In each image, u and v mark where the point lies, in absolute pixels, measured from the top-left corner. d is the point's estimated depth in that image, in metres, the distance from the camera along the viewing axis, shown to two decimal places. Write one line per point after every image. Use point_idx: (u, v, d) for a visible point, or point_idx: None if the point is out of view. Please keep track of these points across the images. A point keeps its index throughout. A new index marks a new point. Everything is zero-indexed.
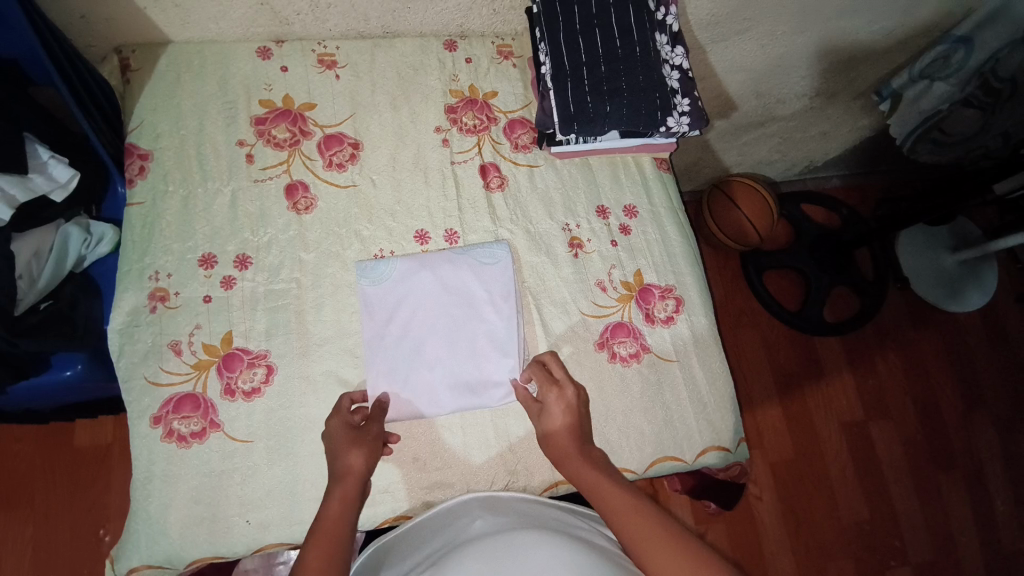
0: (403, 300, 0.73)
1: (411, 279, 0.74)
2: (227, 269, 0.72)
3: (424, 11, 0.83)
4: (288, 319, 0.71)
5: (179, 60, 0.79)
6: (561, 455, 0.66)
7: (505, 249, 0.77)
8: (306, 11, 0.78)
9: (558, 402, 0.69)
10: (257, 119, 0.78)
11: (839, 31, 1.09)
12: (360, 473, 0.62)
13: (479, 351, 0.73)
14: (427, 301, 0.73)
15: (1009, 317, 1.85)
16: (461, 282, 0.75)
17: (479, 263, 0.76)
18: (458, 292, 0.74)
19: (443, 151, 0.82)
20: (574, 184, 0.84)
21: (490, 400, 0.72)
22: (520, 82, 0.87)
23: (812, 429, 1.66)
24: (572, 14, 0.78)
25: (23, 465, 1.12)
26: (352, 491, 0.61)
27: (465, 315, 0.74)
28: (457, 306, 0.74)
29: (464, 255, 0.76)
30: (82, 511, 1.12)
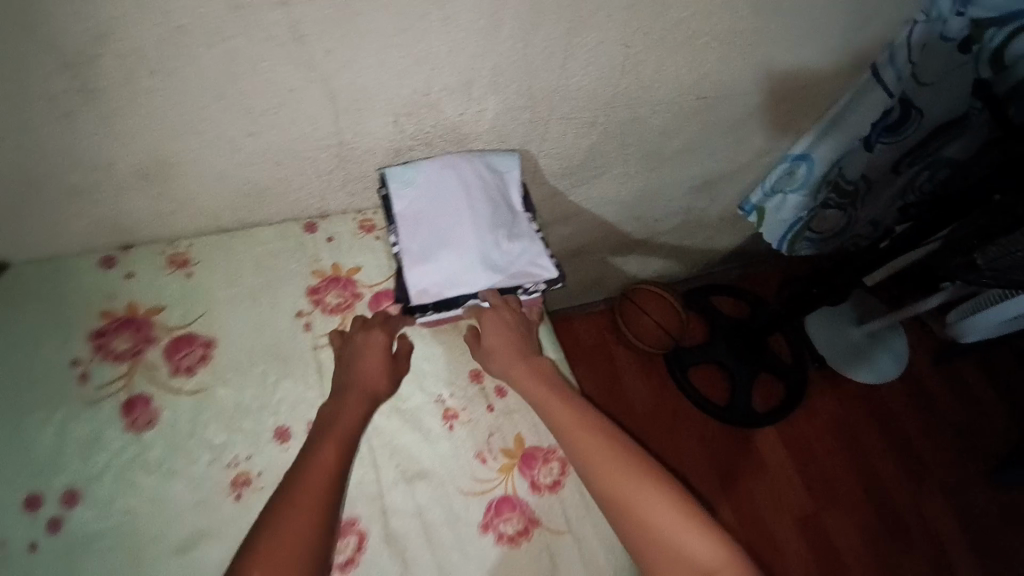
0: (440, 203, 0.81)
1: (423, 173, 0.83)
2: (55, 510, 0.67)
3: (277, 201, 0.86)
4: (125, 559, 0.65)
5: (18, 282, 0.77)
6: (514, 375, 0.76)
7: (519, 165, 0.89)
8: (151, 219, 0.80)
9: (495, 339, 0.79)
10: (97, 333, 0.75)
11: (688, 166, 1.18)
12: (344, 436, 0.67)
13: (506, 236, 0.82)
14: (435, 187, 0.82)
15: (929, 379, 1.91)
16: (481, 182, 0.84)
17: (494, 165, 0.86)
18: (477, 188, 0.83)
19: (305, 337, 0.81)
20: (444, 357, 0.83)
21: (540, 277, 0.82)
22: (385, 254, 0.89)
23: (769, 536, 1.61)
24: (415, 192, 0.82)
25: None
26: (339, 443, 0.65)
27: (491, 209, 0.82)
28: (486, 198, 0.83)
29: (482, 158, 0.85)
30: None
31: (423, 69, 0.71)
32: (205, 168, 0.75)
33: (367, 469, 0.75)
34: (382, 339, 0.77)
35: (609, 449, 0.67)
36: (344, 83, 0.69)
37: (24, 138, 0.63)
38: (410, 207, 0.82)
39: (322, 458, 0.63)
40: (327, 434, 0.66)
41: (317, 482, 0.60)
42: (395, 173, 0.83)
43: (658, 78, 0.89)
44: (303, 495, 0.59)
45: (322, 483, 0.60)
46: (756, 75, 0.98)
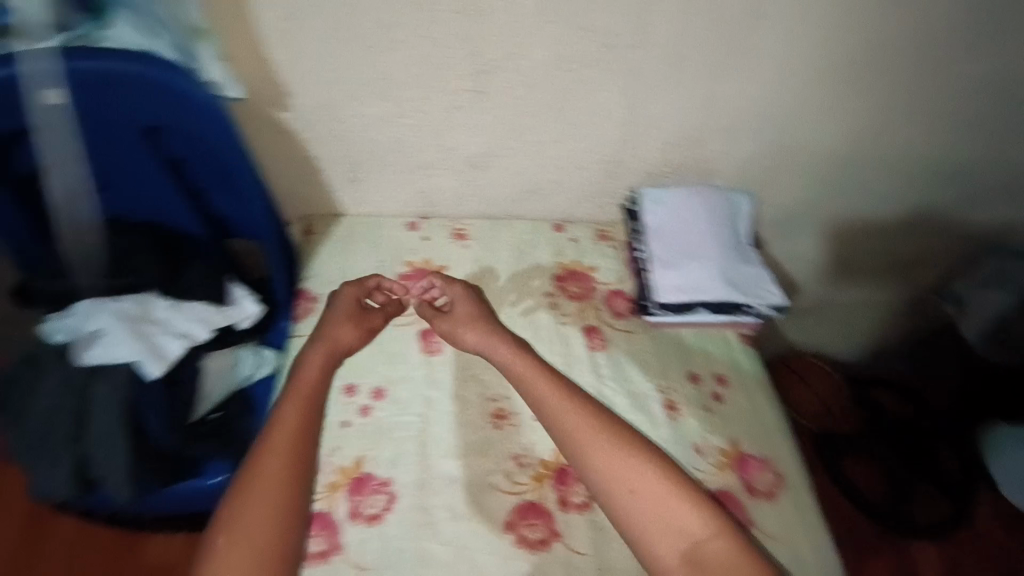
0: (685, 222, 0.93)
1: (672, 194, 0.95)
2: (365, 399, 0.83)
3: (542, 202, 1.02)
4: (412, 450, 0.79)
5: (349, 228, 0.99)
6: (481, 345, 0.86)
7: (751, 204, 0.97)
8: (451, 197, 0.99)
9: (463, 308, 0.89)
10: (402, 276, 0.96)
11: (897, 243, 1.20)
12: (309, 392, 0.80)
13: (740, 260, 0.92)
14: (681, 206, 0.94)
15: None
16: (722, 209, 0.94)
17: (732, 197, 0.96)
18: (719, 214, 0.93)
19: (552, 313, 0.95)
20: (667, 355, 0.91)
21: (767, 304, 0.90)
22: (618, 260, 1.03)
23: None
24: (664, 209, 0.94)
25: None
26: (303, 397, 0.79)
27: (729, 234, 0.93)
28: (725, 225, 0.93)
29: (721, 190, 0.96)
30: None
31: (714, 106, 0.89)
32: (514, 162, 0.93)
33: None
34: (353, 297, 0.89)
35: (591, 447, 0.77)
36: (651, 107, 0.88)
37: (419, 115, 0.84)
38: (664, 221, 0.94)
39: (286, 421, 0.77)
40: (291, 396, 0.79)
41: (278, 451, 0.74)
42: (651, 193, 0.96)
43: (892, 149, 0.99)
44: (271, 455, 0.73)
45: (285, 447, 0.75)
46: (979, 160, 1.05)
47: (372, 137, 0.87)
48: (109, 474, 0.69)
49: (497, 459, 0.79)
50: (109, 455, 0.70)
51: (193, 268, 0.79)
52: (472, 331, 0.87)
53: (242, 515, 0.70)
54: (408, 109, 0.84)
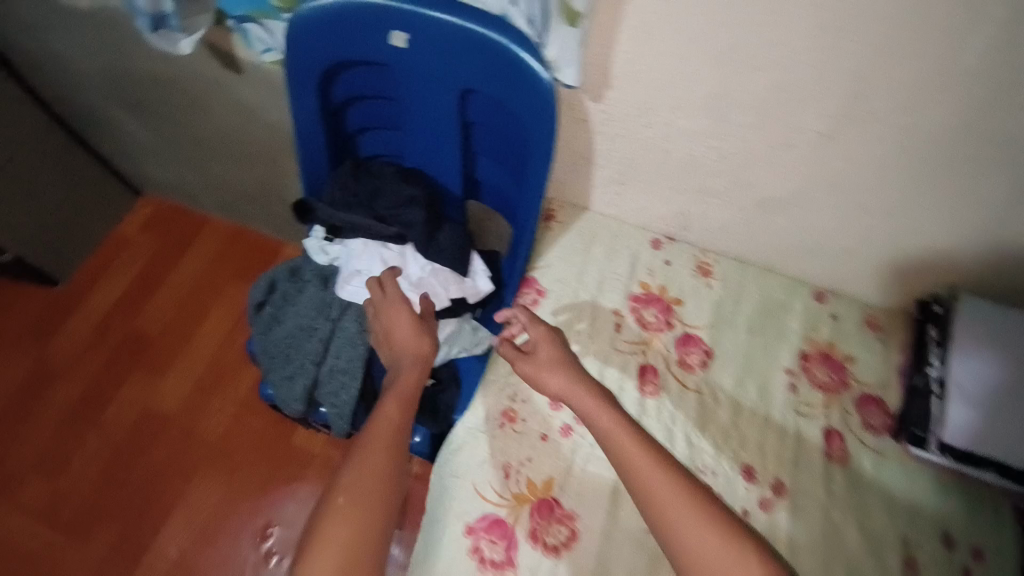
0: (1011, 355, 0.75)
1: (1003, 316, 0.77)
2: (568, 418, 0.77)
3: (815, 262, 0.87)
4: (603, 494, 0.73)
5: (591, 226, 0.93)
6: (572, 395, 0.70)
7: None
8: (714, 228, 0.88)
9: (548, 351, 0.75)
10: (632, 296, 0.88)
11: None
12: (409, 393, 0.66)
13: None
14: (1009, 335, 0.76)
15: None
16: None
17: None
18: None
19: (789, 396, 0.82)
20: (920, 498, 0.76)
21: None
22: (884, 358, 0.85)
23: None
24: (986, 330, 0.77)
25: (218, 424, 1.33)
26: (403, 395, 0.66)
27: None
28: None
29: None
30: (273, 455, 1.30)
31: None
32: (812, 216, 0.79)
33: (814, 560, 0.71)
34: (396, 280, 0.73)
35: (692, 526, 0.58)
36: None
37: (736, 141, 0.71)
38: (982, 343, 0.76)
39: (386, 419, 0.63)
40: (393, 390, 0.65)
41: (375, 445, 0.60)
42: (975, 304, 0.79)
43: None
44: (369, 458, 0.59)
45: (387, 442, 0.61)
46: None
47: (666, 148, 0.75)
48: (333, 406, 0.73)
49: None
50: (339, 393, 0.72)
51: (448, 232, 0.77)
52: (560, 376, 0.72)
53: (331, 526, 0.54)
54: (724, 133, 0.70)
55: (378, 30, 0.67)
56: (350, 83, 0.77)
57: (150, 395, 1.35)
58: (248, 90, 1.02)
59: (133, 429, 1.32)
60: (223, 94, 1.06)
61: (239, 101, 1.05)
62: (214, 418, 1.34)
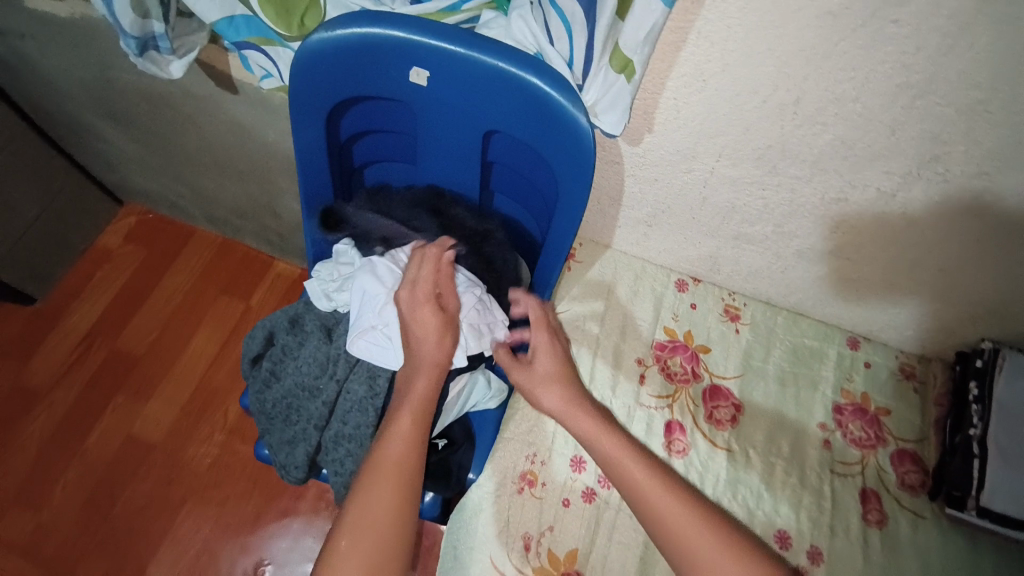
0: None
1: None
2: (591, 481, 0.73)
3: (850, 309, 0.83)
4: (631, 566, 0.68)
5: (613, 266, 0.88)
6: (565, 410, 0.65)
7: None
8: (745, 271, 0.84)
9: (545, 360, 0.67)
10: (657, 344, 0.83)
11: None
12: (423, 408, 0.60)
13: None
14: None
15: None
16: None
17: None
18: None
19: (823, 453, 0.77)
20: (961, 562, 0.72)
21: None
22: (920, 412, 0.81)
23: None
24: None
25: (206, 453, 1.26)
26: (420, 410, 0.60)
27: None
28: None
29: None
30: (265, 485, 1.24)
31: None
32: (855, 264, 0.75)
33: None
34: (450, 269, 0.63)
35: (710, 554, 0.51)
36: None
37: (784, 193, 0.68)
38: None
39: (399, 435, 0.58)
40: (406, 402, 0.59)
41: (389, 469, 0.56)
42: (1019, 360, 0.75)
43: None
44: (381, 478, 0.56)
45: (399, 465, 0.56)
46: None
47: (705, 193, 0.72)
48: (337, 474, 0.67)
49: None
50: (345, 461, 0.67)
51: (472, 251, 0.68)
52: (558, 394, 0.65)
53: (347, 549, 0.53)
54: (774, 182, 0.67)
55: (398, 66, 0.62)
56: (359, 117, 0.72)
57: (137, 418, 1.28)
58: (245, 109, 0.95)
59: (116, 457, 1.24)
60: (216, 112, 0.98)
61: (235, 120, 0.98)
62: (202, 446, 1.26)
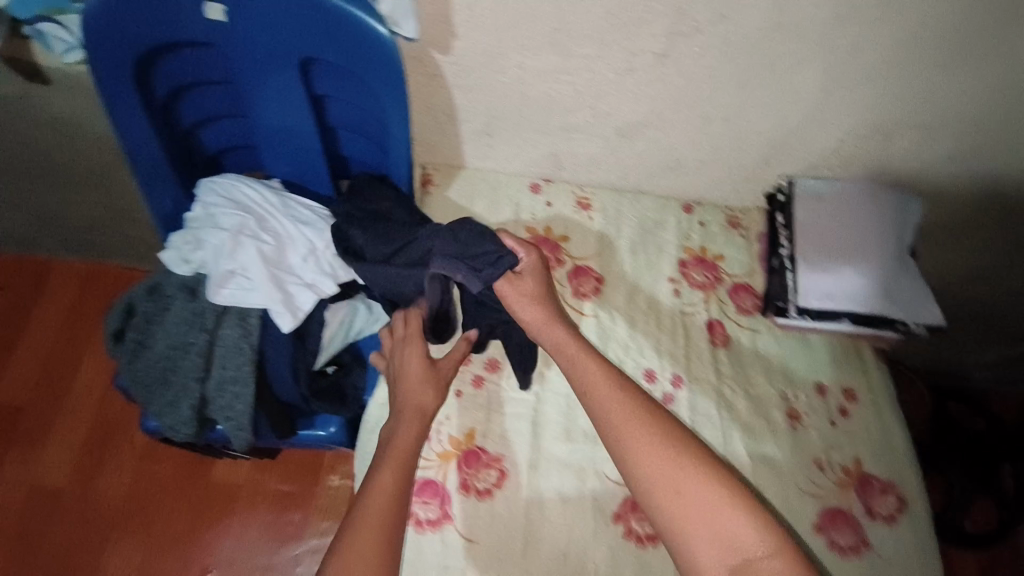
0: (842, 219, 0.85)
1: (836, 192, 0.87)
2: (479, 369, 0.80)
3: (678, 178, 0.94)
4: (525, 429, 0.77)
5: (469, 181, 0.94)
6: (536, 326, 0.68)
7: (920, 212, 0.86)
8: (584, 161, 0.92)
9: (535, 283, 0.70)
10: (521, 243, 0.90)
11: None
12: (407, 454, 0.66)
13: (902, 272, 0.83)
14: (839, 207, 0.86)
15: None
16: (890, 212, 0.84)
17: (905, 205, 0.85)
18: (884, 217, 0.84)
19: (674, 301, 0.90)
20: (793, 358, 0.87)
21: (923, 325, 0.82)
22: (748, 251, 0.95)
23: None
24: (816, 206, 0.86)
25: (121, 480, 1.20)
26: (402, 459, 0.65)
27: (893, 242, 0.84)
28: (890, 229, 0.84)
29: (896, 197, 0.85)
30: (193, 495, 1.20)
31: (917, 102, 0.77)
32: (667, 133, 0.85)
33: (716, 433, 0.80)
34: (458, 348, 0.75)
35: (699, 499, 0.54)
36: (842, 95, 0.77)
37: (585, 74, 0.76)
38: (817, 220, 0.86)
39: (383, 485, 0.62)
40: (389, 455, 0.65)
41: (376, 512, 0.59)
42: (807, 185, 0.88)
43: None
44: (368, 524, 0.58)
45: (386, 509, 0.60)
46: None
47: (523, 89, 0.79)
48: (228, 419, 0.68)
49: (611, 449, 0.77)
50: (234, 405, 0.68)
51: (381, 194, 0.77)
52: (535, 307, 0.68)
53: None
54: (573, 67, 0.75)
55: (194, 5, 0.65)
56: (172, 72, 0.72)
57: (29, 470, 1.19)
58: (60, 102, 0.90)
59: (21, 510, 1.16)
60: (30, 113, 0.93)
61: (53, 116, 0.93)
62: (116, 475, 1.20)
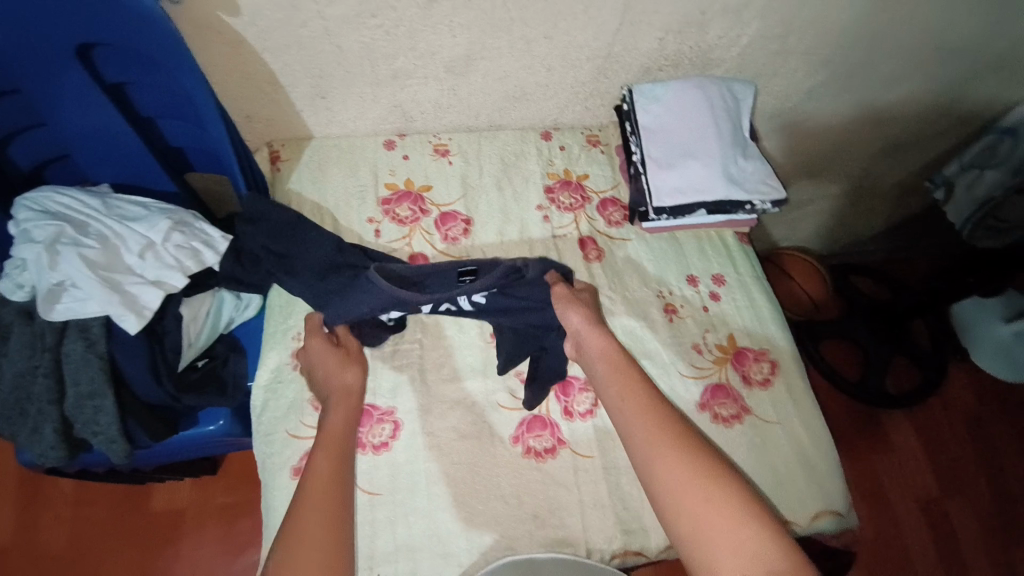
0: (681, 115, 0.87)
1: (674, 91, 0.88)
2: None
3: (527, 107, 0.95)
4: (412, 378, 0.77)
5: (319, 150, 0.92)
6: (582, 334, 0.72)
7: (753, 94, 0.92)
8: (429, 107, 0.91)
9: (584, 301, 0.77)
10: (383, 200, 0.89)
11: (892, 107, 1.11)
12: (339, 440, 0.65)
13: (742, 155, 0.87)
14: (677, 106, 0.88)
15: None
16: (721, 101, 0.88)
17: (735, 93, 0.90)
18: (717, 107, 0.87)
19: (544, 227, 0.91)
20: (664, 256, 0.91)
21: (770, 201, 0.87)
22: (610, 166, 0.98)
23: (890, 522, 1.44)
24: (656, 109, 0.88)
25: (57, 534, 1.13)
26: (334, 445, 0.64)
27: (729, 129, 0.87)
28: (725, 118, 0.87)
29: (726, 86, 0.90)
30: (138, 529, 1.15)
31: None
32: (496, 62, 0.85)
33: None
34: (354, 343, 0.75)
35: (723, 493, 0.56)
36: None
37: (389, 13, 0.74)
38: (659, 121, 0.88)
39: (319, 475, 0.61)
40: (321, 442, 0.64)
41: (318, 499, 0.58)
42: (645, 90, 0.90)
43: (897, 22, 0.92)
44: (313, 507, 0.57)
45: (326, 494, 0.59)
46: (980, 31, 0.98)
47: (335, 41, 0.77)
48: (95, 434, 0.66)
49: (499, 379, 0.78)
50: (98, 419, 0.66)
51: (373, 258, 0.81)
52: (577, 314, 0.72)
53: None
54: (375, 8, 0.73)
55: None
56: None
57: None
58: None
59: None
60: None
61: None
62: (50, 531, 1.14)
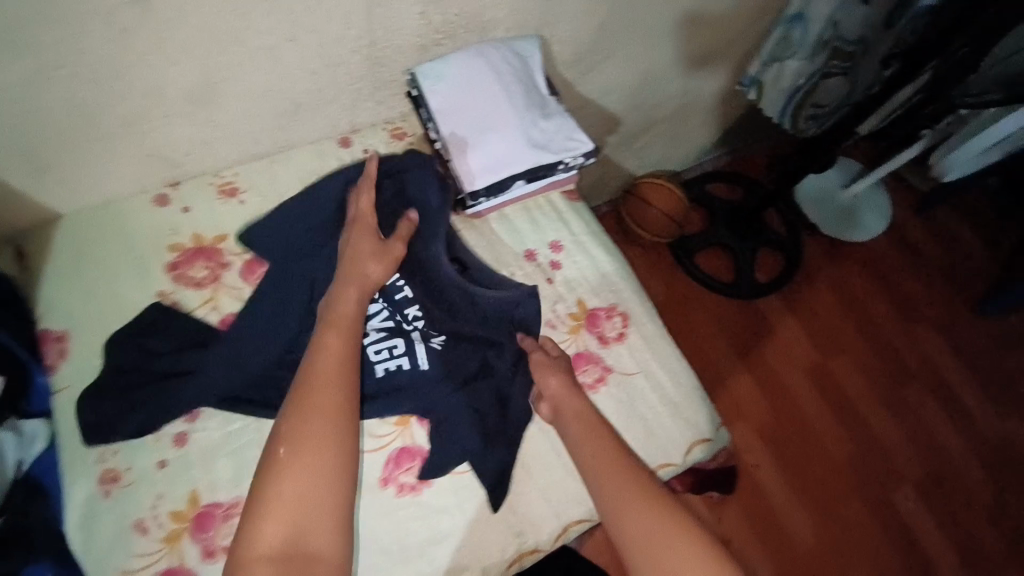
0: (468, 90, 0.82)
1: (457, 64, 0.82)
2: (176, 428, 0.71)
3: (310, 117, 0.84)
4: (256, 454, 0.70)
5: (75, 230, 0.78)
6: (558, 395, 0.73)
7: (539, 48, 0.88)
8: (191, 148, 0.79)
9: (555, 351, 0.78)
10: (171, 266, 0.78)
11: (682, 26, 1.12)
12: (349, 321, 0.69)
13: (542, 117, 0.84)
14: (462, 81, 0.82)
15: (954, 227, 1.84)
16: (505, 66, 0.83)
17: (519, 52, 0.85)
18: (503, 73, 0.83)
19: None
20: (496, 238, 0.87)
21: (581, 155, 0.85)
22: (421, 157, 0.90)
23: (791, 399, 1.54)
24: (443, 88, 0.81)
25: None
26: (345, 326, 0.68)
27: (521, 92, 0.83)
28: (513, 82, 0.83)
29: (508, 47, 0.85)
30: None
31: None
32: (244, 82, 0.73)
33: None
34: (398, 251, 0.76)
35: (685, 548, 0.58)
36: None
37: (76, 56, 0.61)
38: (447, 100, 0.81)
39: (327, 361, 0.64)
40: (331, 322, 0.68)
41: (327, 380, 0.63)
42: (425, 69, 0.82)
43: None
44: (328, 379, 0.63)
45: (337, 368, 0.64)
46: None
47: (28, 105, 0.64)
48: None
49: None
50: None
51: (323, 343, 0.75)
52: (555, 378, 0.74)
53: (285, 467, 0.57)
54: (61, 57, 0.61)
55: None
56: None
57: None
58: None
59: None
60: None
61: None
62: None
